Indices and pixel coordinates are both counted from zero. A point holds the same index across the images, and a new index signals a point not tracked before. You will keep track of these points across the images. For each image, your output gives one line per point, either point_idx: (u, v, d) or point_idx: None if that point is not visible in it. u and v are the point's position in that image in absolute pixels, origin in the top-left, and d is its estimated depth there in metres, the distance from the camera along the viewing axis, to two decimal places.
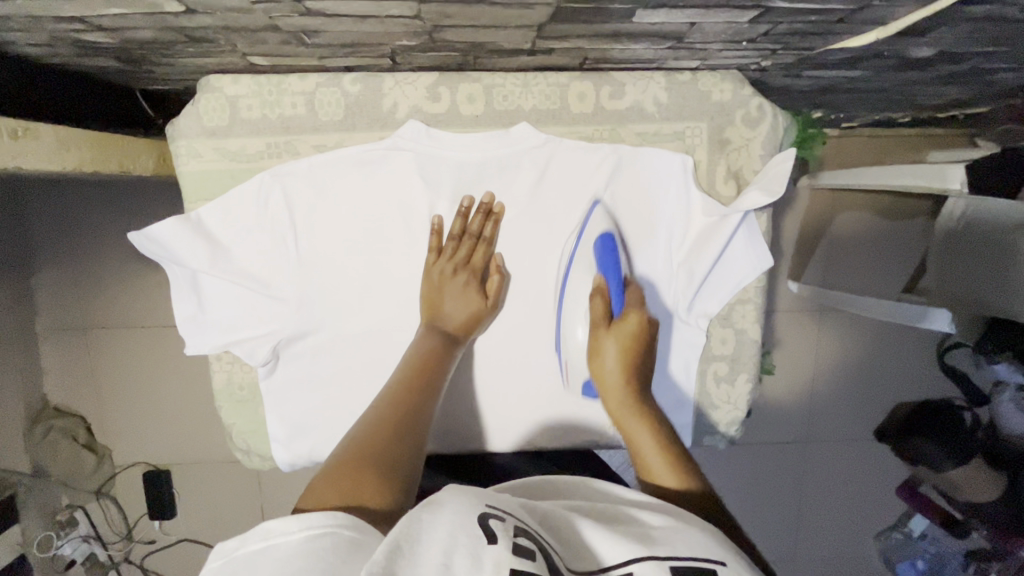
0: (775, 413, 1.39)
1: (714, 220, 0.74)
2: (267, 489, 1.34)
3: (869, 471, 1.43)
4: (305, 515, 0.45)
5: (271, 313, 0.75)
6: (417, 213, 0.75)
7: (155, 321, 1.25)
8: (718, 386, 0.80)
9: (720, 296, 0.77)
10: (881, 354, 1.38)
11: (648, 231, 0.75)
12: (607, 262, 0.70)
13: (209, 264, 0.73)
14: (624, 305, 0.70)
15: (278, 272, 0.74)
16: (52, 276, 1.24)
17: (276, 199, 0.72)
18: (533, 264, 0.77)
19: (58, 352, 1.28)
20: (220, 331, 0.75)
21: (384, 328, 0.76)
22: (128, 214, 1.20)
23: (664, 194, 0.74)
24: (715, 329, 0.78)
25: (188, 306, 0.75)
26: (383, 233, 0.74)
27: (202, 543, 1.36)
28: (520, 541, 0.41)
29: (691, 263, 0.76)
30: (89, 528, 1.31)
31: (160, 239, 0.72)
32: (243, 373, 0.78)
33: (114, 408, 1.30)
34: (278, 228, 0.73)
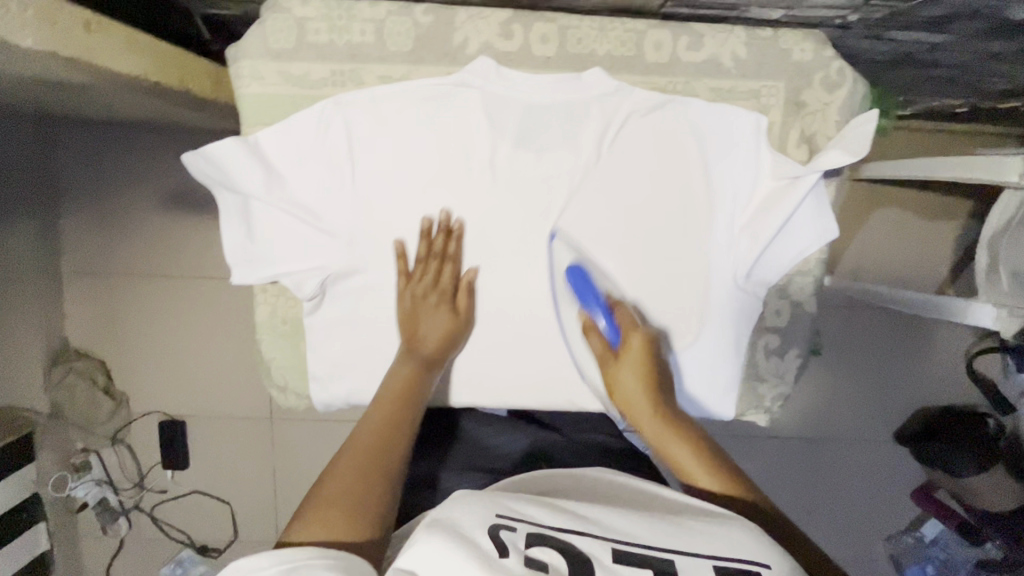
0: (800, 405, 1.37)
1: (785, 182, 0.69)
2: (282, 445, 1.34)
3: (885, 472, 1.41)
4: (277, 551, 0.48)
5: (319, 246, 0.73)
6: (476, 154, 0.71)
7: (183, 268, 1.25)
8: (768, 358, 0.76)
9: (781, 268, 0.72)
10: (912, 355, 1.35)
11: (713, 190, 0.71)
12: (581, 287, 0.70)
13: (262, 191, 0.71)
14: (620, 328, 0.69)
15: (331, 204, 0.72)
16: (81, 214, 1.23)
17: (335, 127, 0.70)
18: (583, 217, 0.72)
19: (81, 292, 1.27)
20: (268, 262, 0.73)
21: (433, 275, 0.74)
22: (166, 155, 1.20)
23: (733, 154, 0.70)
24: (772, 300, 0.74)
25: (235, 233, 0.73)
26: (441, 173, 0.71)
27: (213, 496, 1.36)
28: (530, 553, 0.47)
29: (756, 227, 0.71)
30: (102, 472, 1.33)
31: (217, 162, 0.70)
32: (287, 308, 0.77)
33: (135, 353, 1.29)
34: (335, 159, 0.71)
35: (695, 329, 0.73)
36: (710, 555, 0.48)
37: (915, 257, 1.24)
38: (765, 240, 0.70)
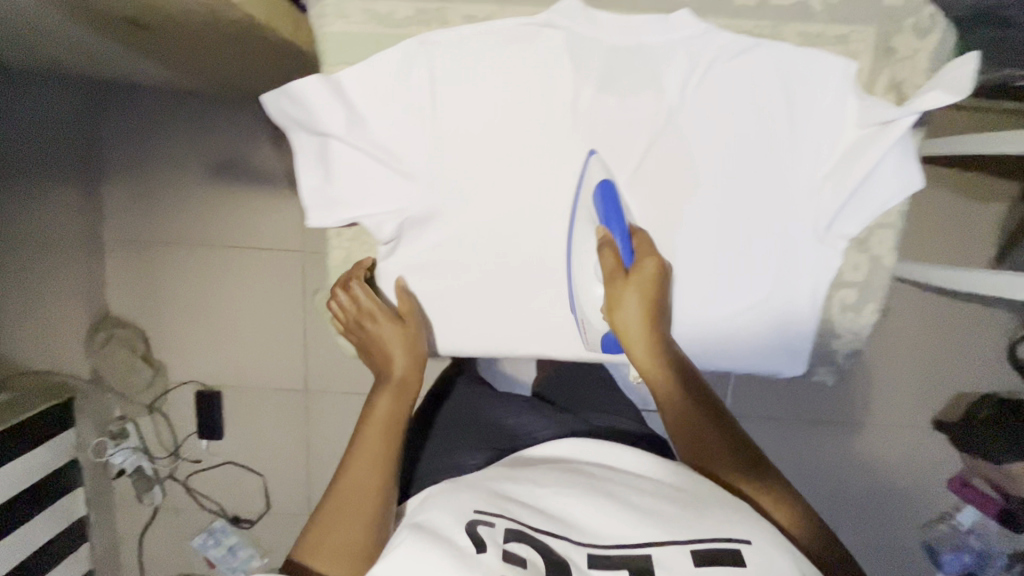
0: (834, 389, 1.36)
1: (874, 129, 0.60)
2: (315, 418, 1.35)
3: (921, 458, 1.39)
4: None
5: (397, 190, 0.66)
6: (559, 102, 0.63)
7: (223, 237, 1.26)
8: (845, 314, 0.66)
9: (862, 216, 0.63)
10: (950, 344, 1.31)
11: (797, 139, 0.62)
12: (610, 210, 0.63)
13: (345, 130, 0.63)
14: (635, 252, 0.64)
15: (412, 145, 0.64)
16: (125, 181, 1.24)
17: (420, 70, 0.62)
18: (667, 166, 0.64)
19: (124, 260, 1.28)
20: (348, 204, 0.67)
21: (515, 221, 0.67)
22: (209, 125, 1.21)
23: (818, 102, 0.61)
24: (850, 252, 0.64)
25: (315, 177, 0.67)
26: (524, 122, 0.64)
27: (246, 467, 1.37)
28: (510, 547, 0.47)
29: (841, 174, 0.62)
30: (139, 440, 1.33)
31: (300, 100, 0.62)
32: (361, 251, 0.74)
33: (174, 321, 1.30)
34: (416, 105, 0.63)
35: (767, 285, 0.65)
36: (687, 542, 0.48)
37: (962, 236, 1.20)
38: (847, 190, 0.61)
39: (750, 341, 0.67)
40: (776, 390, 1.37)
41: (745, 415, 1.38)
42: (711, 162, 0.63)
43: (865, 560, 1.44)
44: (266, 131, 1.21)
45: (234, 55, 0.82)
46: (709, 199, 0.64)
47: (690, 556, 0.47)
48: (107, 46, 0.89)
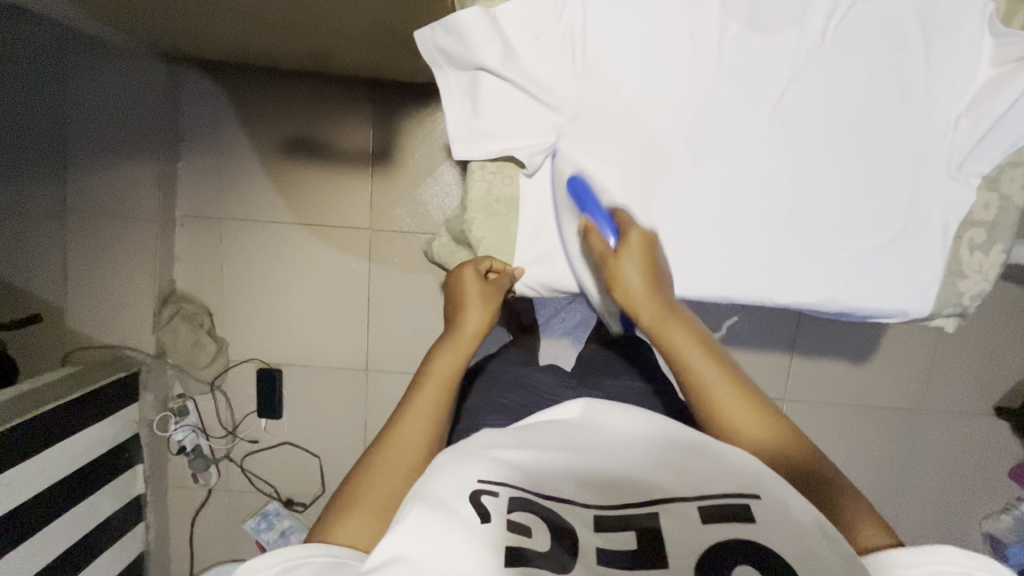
0: (899, 374, 1.35)
1: (1010, 67, 0.58)
2: (375, 397, 1.34)
3: (981, 445, 1.38)
4: (282, 550, 0.43)
5: (543, 125, 0.64)
6: (700, 39, 0.60)
7: (293, 214, 1.28)
8: (971, 254, 0.63)
9: (997, 155, 0.60)
10: (1012, 328, 1.31)
11: (931, 80, 0.60)
12: (586, 194, 0.63)
13: (500, 63, 0.61)
14: (620, 229, 0.63)
15: (564, 79, 0.62)
16: (202, 160, 1.28)
17: (573, 5, 0.60)
18: (804, 105, 0.61)
19: (194, 238, 1.30)
20: (494, 137, 0.65)
21: (653, 161, 0.63)
22: (288, 105, 1.25)
23: (954, 42, 0.59)
24: (979, 191, 0.62)
25: (461, 111, 0.65)
26: (668, 59, 0.61)
27: (306, 449, 1.36)
28: (516, 517, 0.41)
29: (977, 111, 0.59)
30: (197, 419, 1.34)
31: (458, 33, 0.60)
32: (504, 185, 0.68)
33: (240, 298, 1.31)
34: (568, 37, 0.61)
35: (908, 226, 0.62)
36: (694, 499, 0.42)
37: None
38: (990, 124, 0.59)
39: (886, 291, 0.63)
40: (842, 371, 1.35)
41: (808, 399, 1.37)
42: (845, 103, 0.60)
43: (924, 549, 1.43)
44: (341, 113, 1.25)
45: (340, 20, 0.85)
46: (843, 143, 0.61)
47: (698, 513, 0.41)
48: (218, 25, 0.94)
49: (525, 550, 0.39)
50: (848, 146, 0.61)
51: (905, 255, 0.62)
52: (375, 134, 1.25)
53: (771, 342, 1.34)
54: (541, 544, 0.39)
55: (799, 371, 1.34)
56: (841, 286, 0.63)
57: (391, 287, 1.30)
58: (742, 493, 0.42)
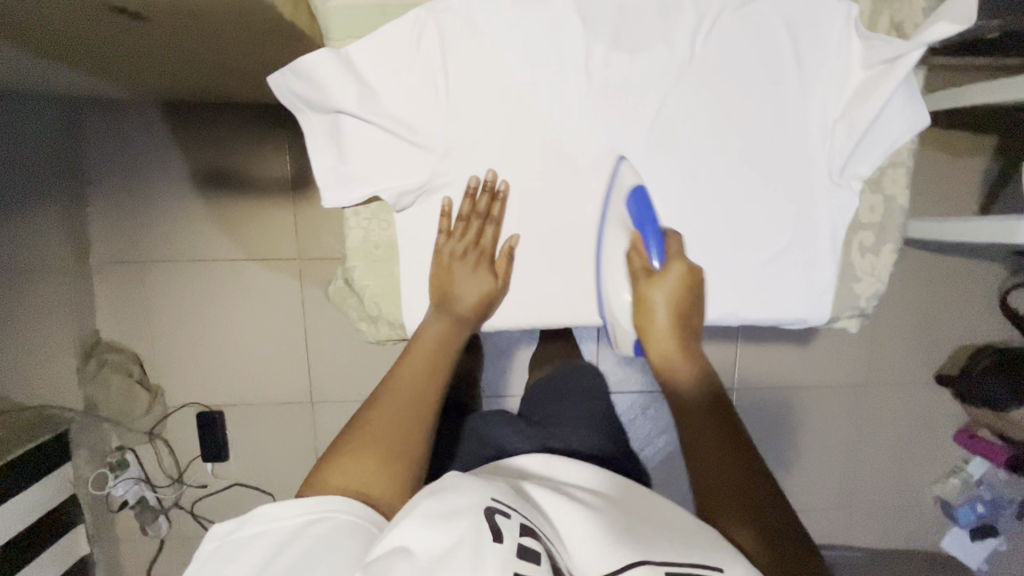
0: (843, 353, 1.37)
1: (878, 69, 0.58)
2: (323, 429, 1.31)
3: (930, 414, 1.42)
4: (305, 501, 0.50)
5: (416, 164, 0.62)
6: (569, 66, 0.59)
7: (217, 252, 1.23)
8: (862, 256, 0.64)
9: (874, 158, 0.61)
10: (944, 298, 1.35)
11: (805, 89, 0.60)
12: (644, 215, 0.60)
13: (357, 103, 0.59)
14: (665, 254, 0.60)
15: (433, 117, 0.60)
16: (112, 201, 1.21)
17: (429, 40, 0.58)
18: (678, 122, 0.61)
19: (114, 282, 1.24)
20: (366, 181, 0.62)
21: (532, 191, 0.64)
22: (195, 137, 1.20)
23: (823, 50, 0.59)
24: (865, 194, 0.62)
25: (327, 157, 0.62)
26: (538, 89, 0.60)
27: (257, 489, 1.32)
28: (525, 541, 0.46)
29: (852, 117, 0.60)
30: (139, 470, 1.28)
31: (309, 76, 0.58)
32: (381, 230, 0.66)
33: (169, 342, 1.26)
34: (432, 73, 0.59)
35: (795, 234, 0.62)
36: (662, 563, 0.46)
37: (944, 192, 1.28)
38: (862, 130, 0.59)
39: (776, 304, 0.64)
40: (790, 355, 1.37)
41: (758, 386, 1.38)
42: (723, 119, 0.61)
43: (886, 517, 1.46)
44: (253, 141, 1.20)
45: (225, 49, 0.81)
46: (727, 158, 0.61)
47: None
48: (104, 64, 0.89)
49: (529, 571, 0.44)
50: (731, 160, 0.61)
51: (794, 266, 0.63)
52: (293, 159, 1.20)
53: (716, 333, 1.36)
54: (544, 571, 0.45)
55: (748, 357, 1.35)
56: (733, 301, 0.64)
57: (329, 316, 1.27)
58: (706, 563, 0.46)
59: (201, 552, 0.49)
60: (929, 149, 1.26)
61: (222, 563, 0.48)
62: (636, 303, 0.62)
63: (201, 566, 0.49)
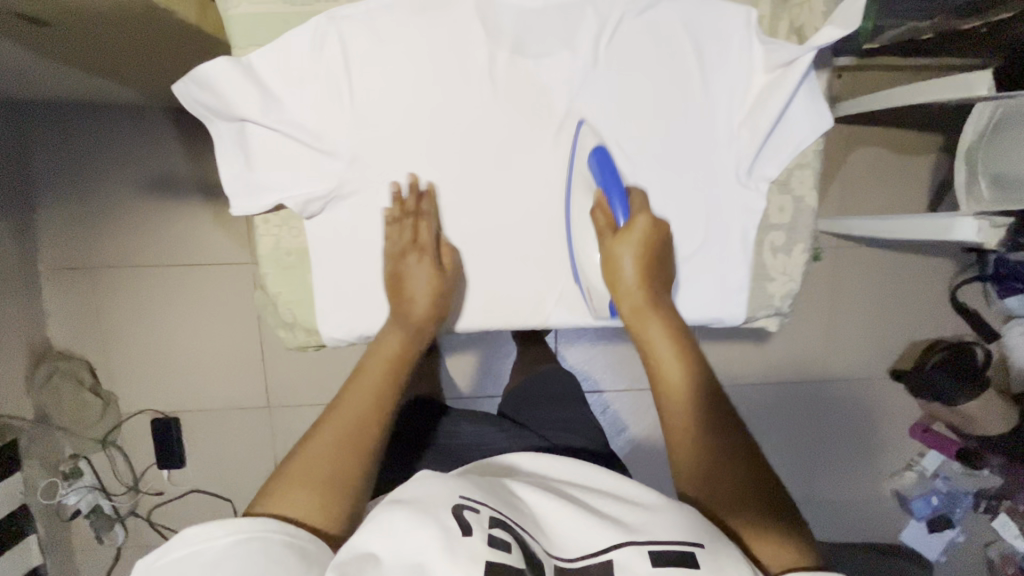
0: (798, 351, 1.39)
1: (778, 71, 0.62)
2: (281, 435, 1.30)
3: (887, 409, 1.44)
4: (234, 521, 0.49)
5: (323, 171, 0.63)
6: (476, 72, 0.62)
7: (168, 257, 1.22)
8: (775, 257, 0.67)
9: (779, 158, 0.66)
10: (896, 294, 1.38)
11: (709, 92, 0.64)
12: (607, 177, 0.62)
13: (261, 112, 0.60)
14: (630, 211, 0.62)
15: (336, 124, 0.62)
16: (60, 207, 1.20)
17: (331, 47, 0.60)
18: (586, 124, 0.64)
19: (64, 289, 1.22)
20: (274, 189, 0.63)
21: (446, 197, 0.66)
22: (142, 141, 1.18)
23: (724, 55, 0.63)
24: (774, 195, 0.66)
25: (234, 163, 0.63)
26: (446, 94, 0.63)
27: (216, 495, 1.31)
28: (494, 533, 0.47)
29: (755, 118, 0.64)
30: (94, 478, 1.27)
31: (210, 85, 0.59)
32: (293, 237, 0.66)
33: (121, 349, 1.25)
34: (336, 80, 0.61)
35: (710, 236, 0.66)
36: (646, 543, 0.49)
37: (894, 190, 1.30)
38: (764, 131, 0.63)
39: (692, 299, 0.67)
40: (748, 352, 1.38)
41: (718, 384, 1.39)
42: (633, 122, 0.64)
43: (847, 511, 1.48)
44: (200, 144, 1.19)
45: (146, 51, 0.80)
46: (638, 158, 0.65)
47: (648, 557, 0.48)
48: (40, 71, 0.88)
49: (502, 561, 0.45)
50: (645, 160, 0.65)
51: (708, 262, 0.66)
52: None
53: None
54: (518, 559, 0.46)
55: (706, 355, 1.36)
56: None
57: None
58: (688, 541, 0.49)
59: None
60: (877, 149, 1.28)
61: None
62: (604, 263, 0.63)
63: None
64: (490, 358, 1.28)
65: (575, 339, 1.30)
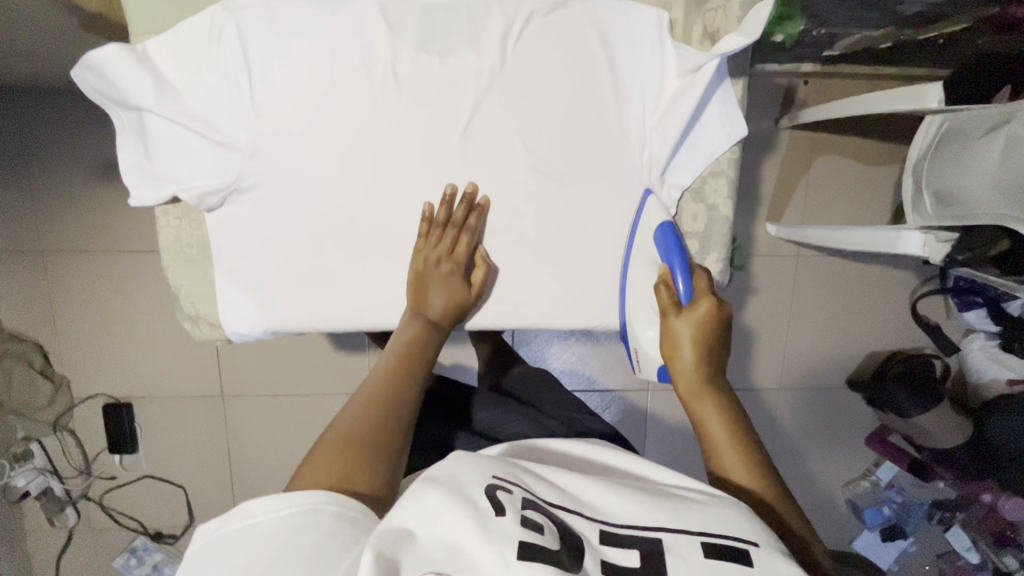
0: (757, 356, 1.38)
1: (688, 77, 0.65)
2: (234, 424, 1.30)
3: (844, 417, 1.45)
4: (290, 495, 0.46)
5: (218, 162, 0.63)
6: (381, 67, 0.62)
7: (117, 243, 1.21)
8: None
9: (694, 167, 0.69)
10: (855, 303, 1.37)
11: (622, 96, 0.66)
12: (670, 248, 0.65)
13: (156, 102, 0.61)
14: (694, 292, 0.63)
15: (230, 116, 0.62)
16: (9, 190, 1.19)
17: (228, 36, 0.60)
18: (496, 122, 0.65)
19: (14, 271, 1.22)
20: (168, 181, 0.63)
21: (350, 196, 0.66)
22: (90, 125, 1.17)
23: (637, 59, 0.65)
24: (688, 203, 0.71)
25: (134, 154, 0.64)
26: (348, 88, 0.63)
27: (169, 481, 1.32)
28: (528, 514, 0.43)
29: (665, 125, 0.67)
30: (46, 461, 1.27)
31: (103, 73, 0.60)
32: (193, 230, 0.67)
33: (71, 333, 1.24)
34: (229, 70, 0.61)
35: (624, 250, 0.70)
36: (699, 533, 0.44)
37: (855, 198, 1.29)
38: (673, 139, 0.67)
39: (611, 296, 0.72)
40: None
41: None
42: (549, 124, 0.66)
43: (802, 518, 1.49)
44: None
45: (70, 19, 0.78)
46: (553, 162, 0.67)
47: (700, 547, 0.43)
48: None
49: (537, 544, 0.41)
50: (563, 162, 0.67)
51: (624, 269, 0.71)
52: None
53: None
54: (552, 541, 0.42)
55: None
56: (569, 294, 0.72)
57: None
58: (740, 538, 0.44)
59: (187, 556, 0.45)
60: (837, 156, 1.27)
61: (209, 560, 0.44)
62: (663, 339, 0.63)
63: (189, 565, 0.45)
64: (445, 352, 1.27)
65: (533, 337, 1.29)
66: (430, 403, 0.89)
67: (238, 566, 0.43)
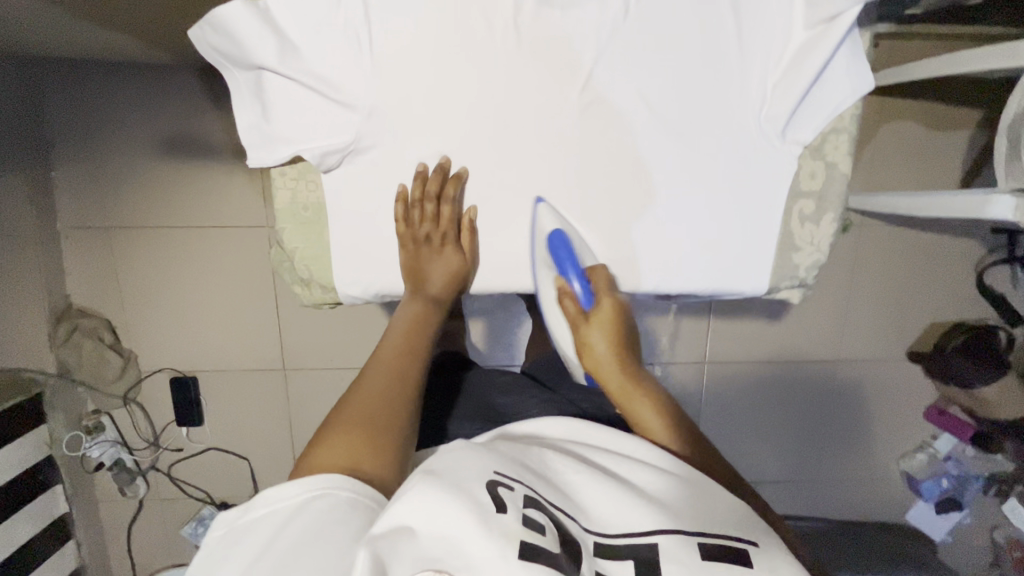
0: (817, 328, 1.37)
1: (819, 27, 0.65)
2: (296, 397, 1.32)
3: (905, 390, 1.42)
4: (305, 480, 0.50)
5: (342, 121, 0.66)
6: (504, 23, 0.65)
7: (182, 219, 1.22)
8: (803, 225, 0.73)
9: (816, 123, 0.70)
10: (920, 272, 1.34)
11: (745, 47, 0.67)
12: (561, 256, 0.70)
13: (278, 61, 0.63)
14: (592, 294, 0.71)
15: (355, 75, 0.65)
16: (76, 166, 1.20)
17: None
18: (615, 76, 0.68)
19: (81, 247, 1.24)
20: (289, 141, 0.67)
21: (474, 151, 0.69)
22: (155, 98, 1.17)
23: (764, 11, 0.66)
24: (806, 160, 0.72)
25: (252, 114, 0.68)
26: (478, 43, 0.66)
27: (232, 453, 1.35)
28: (529, 513, 0.47)
29: (788, 82, 0.68)
30: (116, 433, 1.31)
31: (225, 31, 0.62)
32: (308, 191, 0.70)
33: (139, 307, 1.26)
34: (354, 28, 0.63)
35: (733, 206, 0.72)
36: (697, 534, 0.50)
37: (926, 164, 1.25)
38: (796, 93, 0.67)
39: (724, 249, 0.73)
40: (760, 332, 1.36)
41: (739, 360, 1.38)
42: (666, 77, 0.68)
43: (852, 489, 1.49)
44: (212, 102, 1.17)
45: None
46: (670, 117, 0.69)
47: (698, 548, 0.48)
48: (52, 27, 0.87)
49: (537, 543, 0.45)
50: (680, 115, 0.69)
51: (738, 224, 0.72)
52: None
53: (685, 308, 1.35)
54: (553, 542, 0.46)
55: (719, 333, 1.34)
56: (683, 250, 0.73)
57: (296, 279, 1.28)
58: (740, 538, 0.51)
59: (209, 540, 0.50)
60: (909, 121, 1.23)
61: (230, 546, 0.48)
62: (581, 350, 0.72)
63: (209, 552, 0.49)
64: (503, 326, 1.27)
65: None
66: (507, 374, 0.91)
67: (256, 548, 0.47)
